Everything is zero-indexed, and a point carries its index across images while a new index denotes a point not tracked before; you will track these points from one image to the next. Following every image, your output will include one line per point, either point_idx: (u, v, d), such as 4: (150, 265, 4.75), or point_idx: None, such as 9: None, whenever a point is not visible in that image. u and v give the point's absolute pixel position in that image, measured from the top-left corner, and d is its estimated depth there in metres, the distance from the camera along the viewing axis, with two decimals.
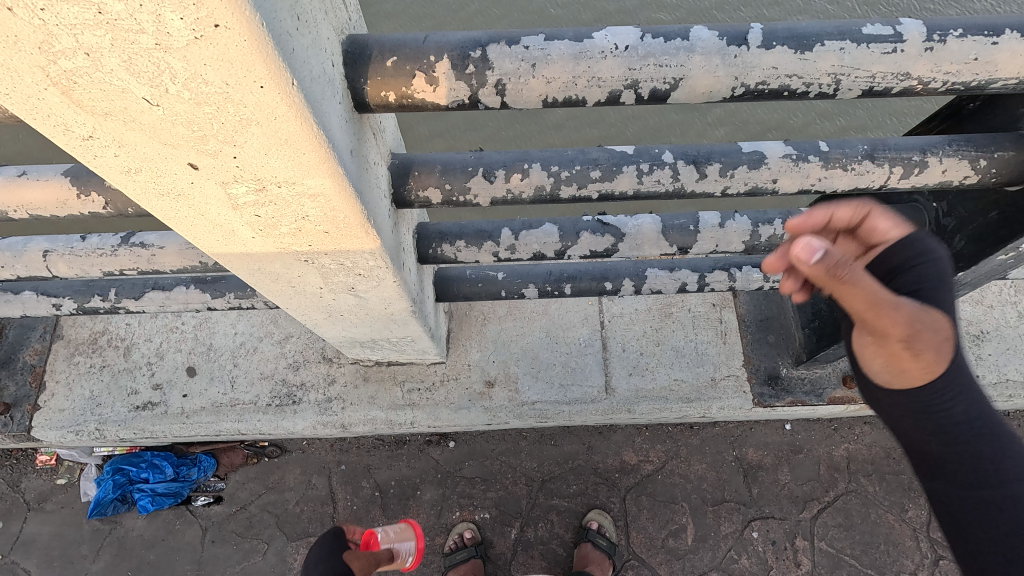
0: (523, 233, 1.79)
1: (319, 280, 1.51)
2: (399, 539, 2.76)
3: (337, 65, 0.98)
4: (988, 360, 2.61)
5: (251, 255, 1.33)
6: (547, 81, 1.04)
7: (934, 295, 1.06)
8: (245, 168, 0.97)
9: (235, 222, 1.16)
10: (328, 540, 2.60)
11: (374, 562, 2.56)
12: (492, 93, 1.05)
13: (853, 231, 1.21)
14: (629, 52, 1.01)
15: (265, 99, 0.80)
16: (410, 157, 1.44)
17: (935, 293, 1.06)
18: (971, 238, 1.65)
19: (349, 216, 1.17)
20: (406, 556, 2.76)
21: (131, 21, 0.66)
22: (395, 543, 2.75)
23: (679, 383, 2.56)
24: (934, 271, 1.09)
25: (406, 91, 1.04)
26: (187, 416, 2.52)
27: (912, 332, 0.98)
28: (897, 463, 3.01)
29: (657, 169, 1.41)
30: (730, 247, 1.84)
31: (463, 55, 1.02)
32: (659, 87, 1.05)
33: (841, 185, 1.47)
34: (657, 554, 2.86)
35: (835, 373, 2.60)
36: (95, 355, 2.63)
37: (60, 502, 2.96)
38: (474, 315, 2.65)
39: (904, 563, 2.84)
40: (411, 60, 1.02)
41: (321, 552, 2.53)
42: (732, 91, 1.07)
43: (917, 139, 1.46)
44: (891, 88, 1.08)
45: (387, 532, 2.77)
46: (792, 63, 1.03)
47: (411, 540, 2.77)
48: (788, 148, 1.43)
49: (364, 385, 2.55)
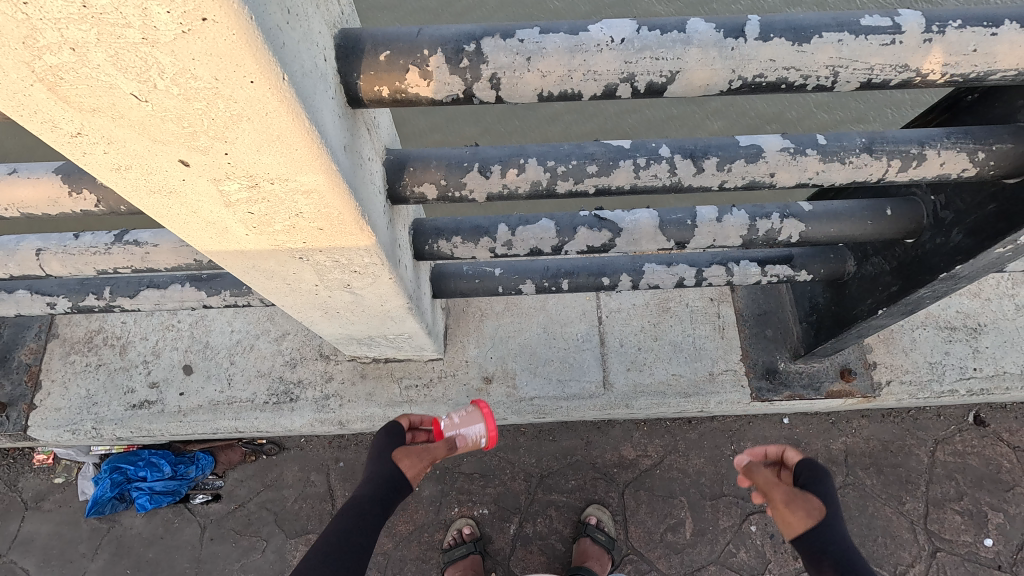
0: (520, 228, 1.78)
1: (314, 277, 1.49)
2: (462, 428, 2.04)
3: (329, 59, 0.96)
4: (985, 353, 2.61)
5: (245, 252, 1.32)
6: (543, 75, 1.02)
7: (818, 484, 1.77)
8: (236, 165, 0.96)
9: (228, 219, 1.15)
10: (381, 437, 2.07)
11: (429, 461, 1.99)
12: (487, 87, 1.04)
13: (781, 461, 2.00)
14: (626, 44, 1.00)
15: (256, 95, 0.78)
16: (405, 153, 1.43)
17: (821, 486, 1.76)
18: (969, 231, 1.65)
19: (344, 212, 1.16)
20: (477, 441, 2.06)
21: (116, 14, 0.64)
22: (460, 430, 2.05)
23: (677, 377, 2.56)
24: (821, 471, 1.81)
25: (399, 86, 1.03)
26: (184, 414, 2.51)
27: (790, 499, 1.74)
28: (895, 456, 3.02)
29: (654, 163, 1.40)
30: (728, 242, 1.84)
31: (457, 49, 1.01)
32: (656, 81, 1.04)
33: (839, 178, 1.46)
34: (655, 549, 2.86)
35: (832, 367, 2.59)
36: (91, 354, 2.61)
37: (57, 501, 2.95)
38: (472, 311, 2.64)
39: (902, 555, 2.85)
40: (404, 55, 1.01)
41: (376, 449, 2.03)
42: (728, 84, 1.06)
43: (914, 132, 1.46)
44: (889, 81, 1.07)
45: (451, 418, 2.09)
46: (790, 55, 1.02)
47: (480, 423, 2.07)
48: (786, 142, 1.42)
49: (362, 382, 2.54)
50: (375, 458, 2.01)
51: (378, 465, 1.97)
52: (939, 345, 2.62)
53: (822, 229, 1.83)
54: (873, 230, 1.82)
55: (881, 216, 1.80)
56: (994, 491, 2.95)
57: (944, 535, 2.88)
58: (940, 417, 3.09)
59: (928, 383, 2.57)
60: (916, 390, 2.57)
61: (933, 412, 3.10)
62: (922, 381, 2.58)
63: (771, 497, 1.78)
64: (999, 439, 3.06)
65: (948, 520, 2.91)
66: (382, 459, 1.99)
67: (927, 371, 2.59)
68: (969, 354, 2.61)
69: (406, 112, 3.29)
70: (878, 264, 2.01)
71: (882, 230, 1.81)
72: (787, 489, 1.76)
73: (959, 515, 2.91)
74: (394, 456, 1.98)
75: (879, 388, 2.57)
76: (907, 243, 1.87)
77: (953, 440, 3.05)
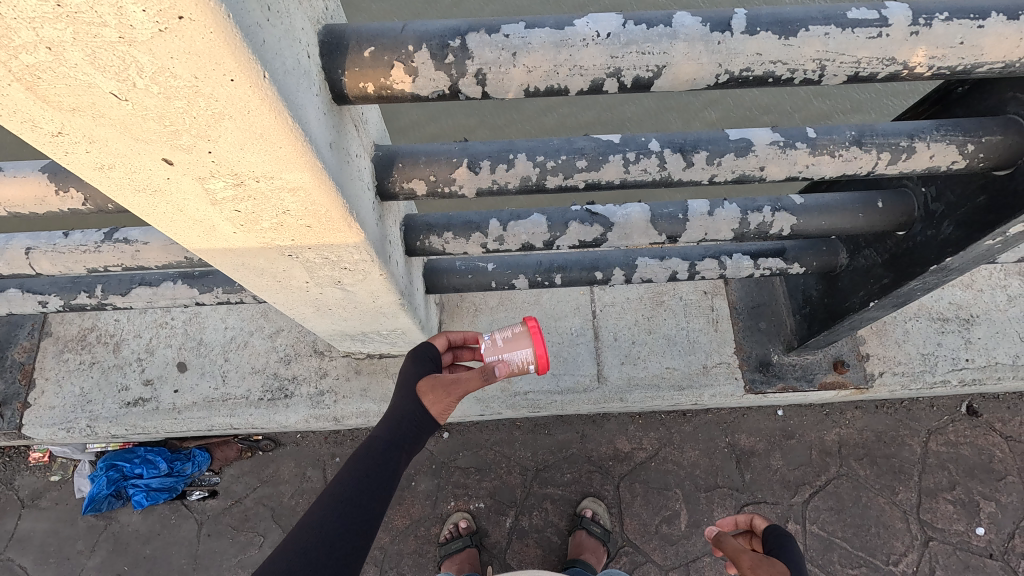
0: (511, 224, 1.78)
1: (304, 274, 1.49)
2: (507, 352, 1.81)
3: (313, 56, 0.96)
4: (977, 344, 2.62)
5: (234, 250, 1.32)
6: (528, 71, 1.02)
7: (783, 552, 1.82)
8: (221, 163, 0.96)
9: (215, 217, 1.14)
10: (409, 366, 1.82)
11: (458, 394, 1.71)
12: (472, 83, 1.03)
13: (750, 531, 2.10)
14: (611, 39, 1.00)
15: (236, 93, 0.78)
16: (394, 149, 1.42)
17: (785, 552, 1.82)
18: (959, 223, 1.65)
19: (331, 210, 1.16)
20: (524, 364, 1.82)
21: (91, 13, 0.64)
22: (505, 354, 1.81)
23: (671, 370, 2.57)
24: (786, 541, 1.88)
25: (384, 82, 1.02)
26: (179, 411, 2.51)
27: (756, 564, 1.77)
28: (888, 446, 3.04)
29: (644, 158, 1.40)
30: (720, 236, 1.84)
31: (441, 45, 1.00)
32: (643, 75, 1.04)
33: (829, 172, 1.46)
34: (651, 541, 2.88)
35: (826, 359, 2.60)
36: (84, 352, 2.61)
37: (54, 499, 2.95)
38: (466, 306, 2.64)
39: (895, 545, 2.88)
40: (389, 51, 1.00)
41: (403, 378, 1.79)
42: (715, 79, 1.06)
43: (904, 125, 1.46)
44: (876, 74, 1.07)
45: (494, 338, 1.81)
46: (777, 49, 1.01)
47: (527, 346, 1.80)
48: (776, 135, 1.42)
49: (356, 378, 2.54)
50: (402, 388, 1.77)
51: (403, 398, 1.73)
52: (932, 336, 2.63)
53: (813, 222, 1.83)
54: (865, 222, 1.82)
55: (872, 208, 1.80)
56: (986, 480, 2.98)
57: (937, 525, 2.90)
58: (933, 408, 3.11)
59: (921, 373, 2.59)
60: (908, 381, 2.59)
61: (926, 402, 3.12)
62: (914, 371, 2.59)
63: (739, 563, 1.82)
64: (991, 428, 3.08)
65: (941, 509, 2.93)
66: (407, 390, 1.75)
67: (920, 362, 2.60)
68: (961, 345, 2.62)
69: (400, 107, 3.25)
70: (870, 257, 2.01)
71: (873, 222, 1.81)
72: (753, 556, 1.81)
73: (951, 504, 2.94)
74: (419, 388, 1.73)
75: (872, 379, 2.58)
76: (898, 236, 1.88)
77: (946, 431, 3.07)
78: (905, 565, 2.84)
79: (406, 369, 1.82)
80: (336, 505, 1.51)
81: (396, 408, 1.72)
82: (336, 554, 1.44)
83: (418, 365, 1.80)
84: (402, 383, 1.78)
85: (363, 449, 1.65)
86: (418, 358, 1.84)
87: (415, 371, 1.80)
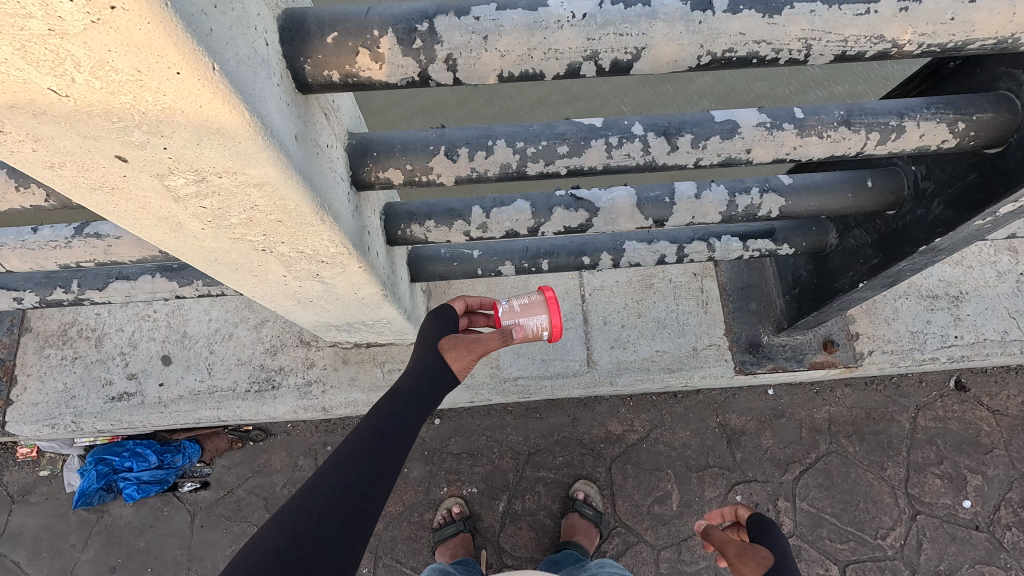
0: (494, 210, 1.74)
1: (281, 267, 1.45)
2: (524, 318, 1.86)
3: (272, 44, 0.90)
4: (966, 321, 2.61)
5: (203, 246, 1.27)
6: (501, 55, 0.97)
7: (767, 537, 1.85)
8: (178, 159, 0.91)
9: (179, 214, 1.10)
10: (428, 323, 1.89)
11: (480, 353, 1.79)
12: (442, 69, 0.98)
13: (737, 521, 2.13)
14: (587, 19, 0.94)
15: (185, 86, 0.73)
16: (368, 137, 1.37)
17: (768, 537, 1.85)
18: (949, 203, 1.62)
19: (301, 204, 1.11)
20: (538, 331, 1.87)
21: (13, 6, 0.59)
22: (522, 319, 1.86)
23: (661, 353, 2.55)
24: (769, 528, 1.89)
25: (350, 70, 0.97)
26: (165, 405, 2.48)
27: (742, 551, 1.79)
28: (877, 423, 3.06)
29: (627, 142, 1.36)
30: (707, 219, 1.80)
31: (409, 30, 0.95)
32: (621, 58, 0.99)
33: (816, 153, 1.42)
34: (642, 521, 2.90)
35: (815, 339, 2.60)
36: (66, 347, 2.56)
37: (43, 494, 2.94)
38: (453, 293, 2.59)
39: (883, 519, 2.92)
40: (353, 36, 0.95)
41: (424, 335, 1.86)
42: (698, 60, 1.01)
43: (894, 103, 1.41)
44: (864, 53, 1.03)
45: (511, 304, 1.86)
46: (760, 27, 0.97)
47: (542, 313, 1.86)
48: (762, 116, 1.38)
49: (344, 367, 2.52)
50: (423, 345, 1.83)
51: (425, 353, 1.80)
52: (921, 313, 2.62)
53: (802, 203, 1.80)
54: (854, 203, 1.80)
55: (862, 187, 1.77)
56: (973, 454, 3.01)
57: (924, 498, 2.94)
58: (922, 383, 3.13)
59: (910, 351, 2.58)
60: (898, 359, 2.59)
61: (915, 378, 3.14)
62: (903, 349, 2.59)
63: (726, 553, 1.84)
64: (979, 403, 3.10)
65: (929, 483, 2.97)
66: (428, 346, 1.83)
67: (909, 340, 2.59)
68: (950, 322, 2.61)
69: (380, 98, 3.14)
70: (859, 237, 1.99)
71: (863, 202, 1.79)
72: (740, 543, 1.83)
73: (939, 478, 2.97)
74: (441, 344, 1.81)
75: (861, 358, 2.58)
76: (888, 215, 1.85)
77: (934, 406, 3.10)
78: (893, 539, 2.88)
79: (426, 325, 1.89)
80: (367, 442, 1.53)
81: (420, 362, 1.78)
82: (380, 478, 1.48)
83: (437, 323, 1.88)
84: (422, 340, 1.85)
85: (387, 399, 1.68)
86: (435, 318, 1.92)
87: (434, 328, 1.87)
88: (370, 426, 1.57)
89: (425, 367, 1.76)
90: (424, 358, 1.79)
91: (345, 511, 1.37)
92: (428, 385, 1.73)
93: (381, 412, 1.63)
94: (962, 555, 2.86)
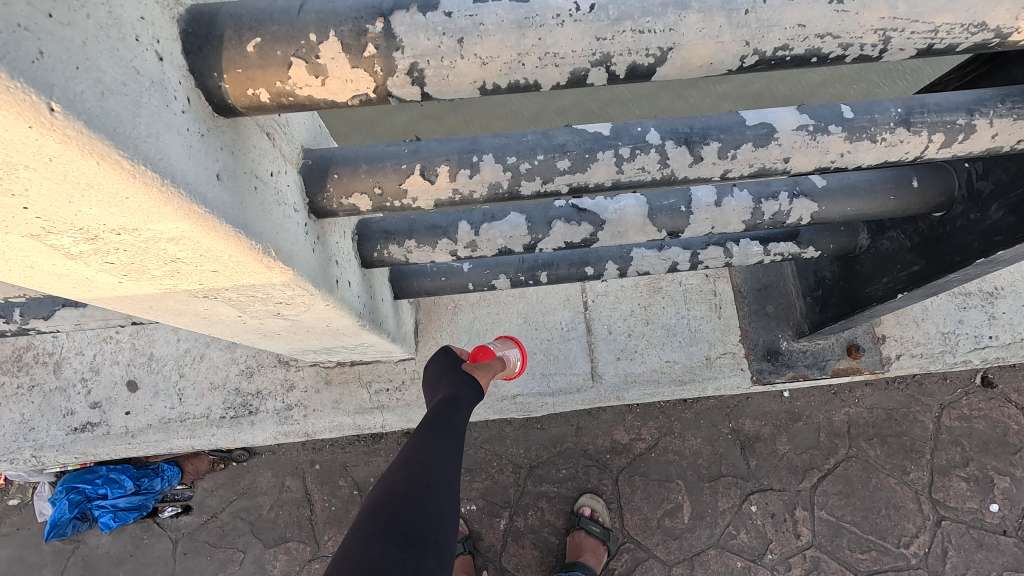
0: (484, 227, 1.50)
1: (232, 310, 1.21)
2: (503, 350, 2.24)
3: (167, 55, 0.66)
4: (1002, 319, 2.41)
5: (129, 297, 1.04)
6: (482, 63, 0.73)
7: None
8: (50, 218, 0.67)
9: (82, 271, 0.86)
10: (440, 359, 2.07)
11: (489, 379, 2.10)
12: (405, 83, 0.74)
13: None
14: (596, 13, 0.71)
15: (15, 135, 0.50)
16: (328, 154, 1.13)
17: None
18: (1012, 207, 1.41)
19: (237, 254, 0.87)
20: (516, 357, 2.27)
21: None
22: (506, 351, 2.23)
23: (671, 364, 2.35)
24: None
25: (283, 87, 0.73)
26: (133, 436, 2.28)
27: None
28: (899, 424, 2.88)
29: (641, 153, 1.12)
30: (728, 228, 1.57)
31: (358, 31, 0.70)
32: (641, 62, 0.75)
33: (867, 160, 1.18)
34: (653, 536, 2.75)
35: (838, 343, 2.40)
36: (21, 374, 2.34)
37: (15, 524, 2.77)
38: (444, 303, 2.37)
39: (906, 526, 2.76)
40: (282, 42, 0.71)
41: (440, 368, 2.04)
42: (740, 61, 0.77)
43: (961, 96, 1.17)
44: (956, 45, 0.79)
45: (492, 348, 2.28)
46: (827, 16, 0.72)
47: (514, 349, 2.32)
48: (803, 117, 1.14)
49: (327, 389, 2.31)
50: (447, 360, 2.06)
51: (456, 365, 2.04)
52: (952, 313, 2.41)
53: (838, 208, 1.57)
54: (896, 205, 1.57)
55: (907, 188, 1.54)
56: (1000, 455, 2.84)
57: (949, 503, 2.78)
58: (946, 381, 2.93)
59: (940, 354, 2.39)
60: (927, 363, 2.39)
61: (939, 375, 2.94)
62: (933, 352, 2.39)
63: None
64: (1007, 400, 2.91)
65: (954, 487, 2.80)
66: (455, 362, 2.06)
67: (940, 343, 2.39)
68: (984, 321, 2.41)
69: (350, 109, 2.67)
70: (897, 240, 1.77)
71: (907, 204, 1.56)
72: None
73: (965, 482, 2.80)
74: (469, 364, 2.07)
75: (888, 363, 2.38)
76: (934, 217, 1.63)
77: (959, 405, 2.91)
78: (916, 547, 2.73)
79: (436, 365, 2.06)
80: (435, 425, 1.74)
81: (450, 382, 1.95)
82: (450, 446, 1.70)
83: (448, 356, 2.07)
84: (443, 360, 2.06)
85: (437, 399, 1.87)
86: (441, 358, 2.10)
87: (448, 360, 2.07)
88: (428, 426, 1.74)
89: (459, 383, 1.94)
90: (454, 378, 1.96)
91: (436, 473, 1.58)
92: (468, 394, 1.93)
93: (437, 405, 1.84)
94: (989, 562, 2.72)
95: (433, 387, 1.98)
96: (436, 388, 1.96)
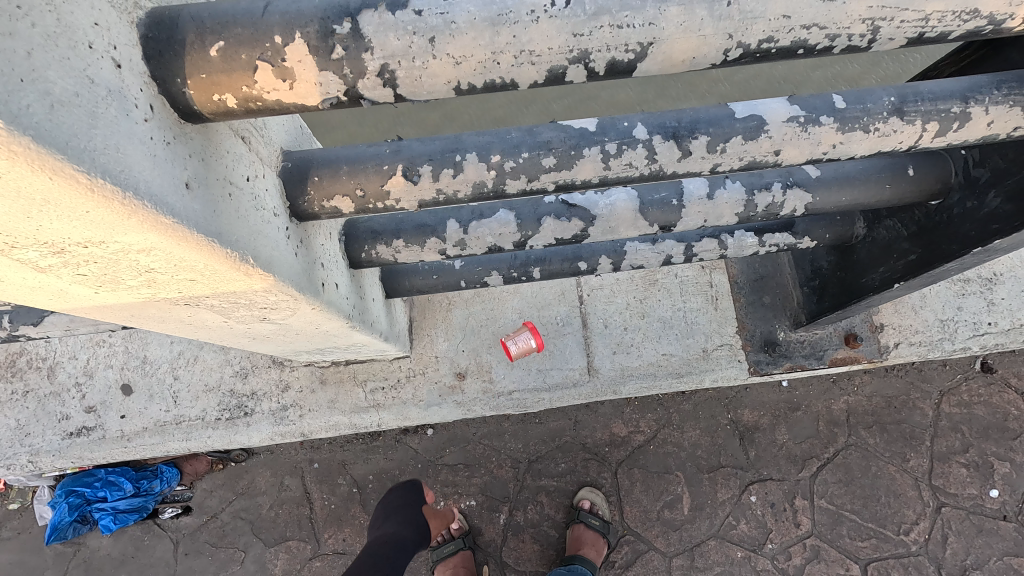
0: (473, 224, 1.48)
1: (217, 315, 1.19)
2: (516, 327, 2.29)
3: (126, 61, 0.64)
4: (1001, 305, 2.39)
5: (109, 306, 1.02)
6: (455, 62, 0.70)
7: None
8: (11, 233, 0.65)
9: (56, 283, 0.84)
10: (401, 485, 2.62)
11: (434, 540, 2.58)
12: (376, 85, 0.72)
13: None
14: (572, 8, 0.68)
15: None
16: (308, 155, 1.10)
17: None
18: (1010, 195, 1.38)
19: (212, 262, 0.85)
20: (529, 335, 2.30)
21: None
22: (515, 338, 2.24)
23: (667, 357, 2.34)
24: None
25: (250, 91, 0.71)
26: (129, 439, 2.27)
27: None
28: (898, 411, 2.87)
29: (628, 149, 1.09)
30: (721, 221, 1.55)
31: (325, 32, 0.68)
32: (620, 58, 0.73)
33: (860, 150, 1.16)
34: (652, 528, 2.75)
35: (837, 333, 2.37)
36: (15, 380, 2.33)
37: (16, 528, 2.77)
38: (437, 300, 2.35)
39: (906, 514, 2.76)
40: (247, 45, 0.68)
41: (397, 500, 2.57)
42: (724, 55, 0.75)
43: (956, 83, 1.14)
44: (948, 33, 0.76)
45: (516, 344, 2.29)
46: (812, 7, 0.70)
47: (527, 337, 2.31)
48: (794, 107, 1.11)
49: (322, 389, 2.30)
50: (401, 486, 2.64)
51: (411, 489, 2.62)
52: (951, 300, 2.39)
53: (832, 198, 1.54)
54: (892, 194, 1.54)
55: (902, 176, 1.51)
56: (1000, 440, 2.83)
57: (949, 490, 2.78)
58: (946, 367, 2.91)
59: (939, 342, 2.37)
60: (926, 351, 2.37)
61: (938, 361, 2.92)
62: (932, 340, 2.37)
63: None
64: (1007, 385, 2.89)
65: (953, 473, 2.79)
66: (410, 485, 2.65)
67: (938, 330, 2.37)
68: (983, 308, 2.39)
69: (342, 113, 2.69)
70: (893, 228, 1.75)
71: (903, 193, 1.54)
72: None
73: (964, 468, 2.80)
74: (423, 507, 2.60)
75: (886, 352, 2.37)
76: (930, 205, 1.61)
77: (959, 390, 2.89)
78: (916, 533, 2.74)
79: (395, 497, 2.58)
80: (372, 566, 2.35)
81: (400, 521, 2.49)
82: None
83: (410, 490, 2.61)
84: (394, 505, 2.56)
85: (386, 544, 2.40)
86: (402, 490, 2.63)
87: (408, 495, 2.60)
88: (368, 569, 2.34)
89: (402, 524, 2.46)
90: (403, 516, 2.50)
91: None
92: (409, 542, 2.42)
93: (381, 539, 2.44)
94: (989, 548, 2.72)
95: (382, 521, 2.53)
96: (387, 519, 2.52)
